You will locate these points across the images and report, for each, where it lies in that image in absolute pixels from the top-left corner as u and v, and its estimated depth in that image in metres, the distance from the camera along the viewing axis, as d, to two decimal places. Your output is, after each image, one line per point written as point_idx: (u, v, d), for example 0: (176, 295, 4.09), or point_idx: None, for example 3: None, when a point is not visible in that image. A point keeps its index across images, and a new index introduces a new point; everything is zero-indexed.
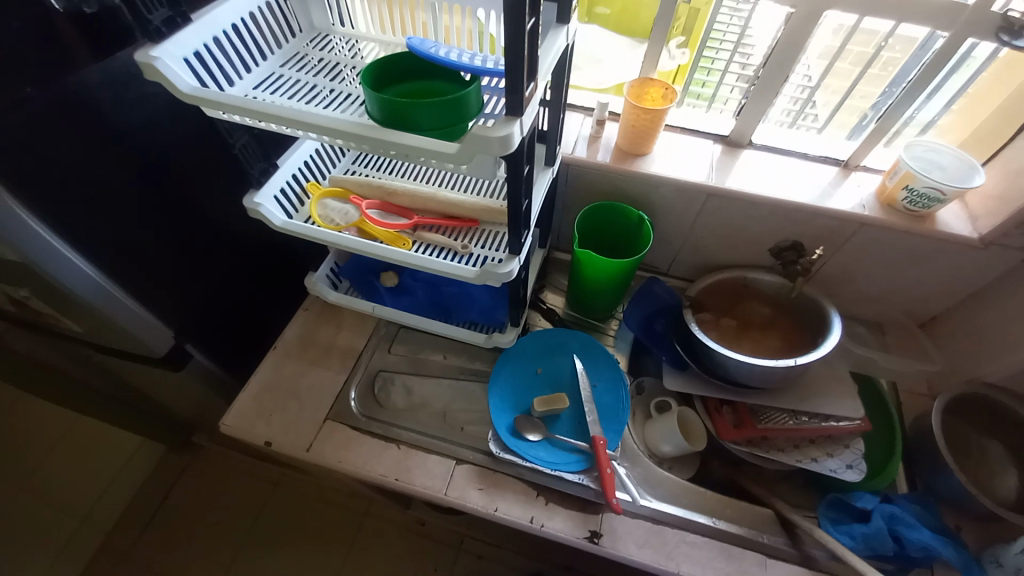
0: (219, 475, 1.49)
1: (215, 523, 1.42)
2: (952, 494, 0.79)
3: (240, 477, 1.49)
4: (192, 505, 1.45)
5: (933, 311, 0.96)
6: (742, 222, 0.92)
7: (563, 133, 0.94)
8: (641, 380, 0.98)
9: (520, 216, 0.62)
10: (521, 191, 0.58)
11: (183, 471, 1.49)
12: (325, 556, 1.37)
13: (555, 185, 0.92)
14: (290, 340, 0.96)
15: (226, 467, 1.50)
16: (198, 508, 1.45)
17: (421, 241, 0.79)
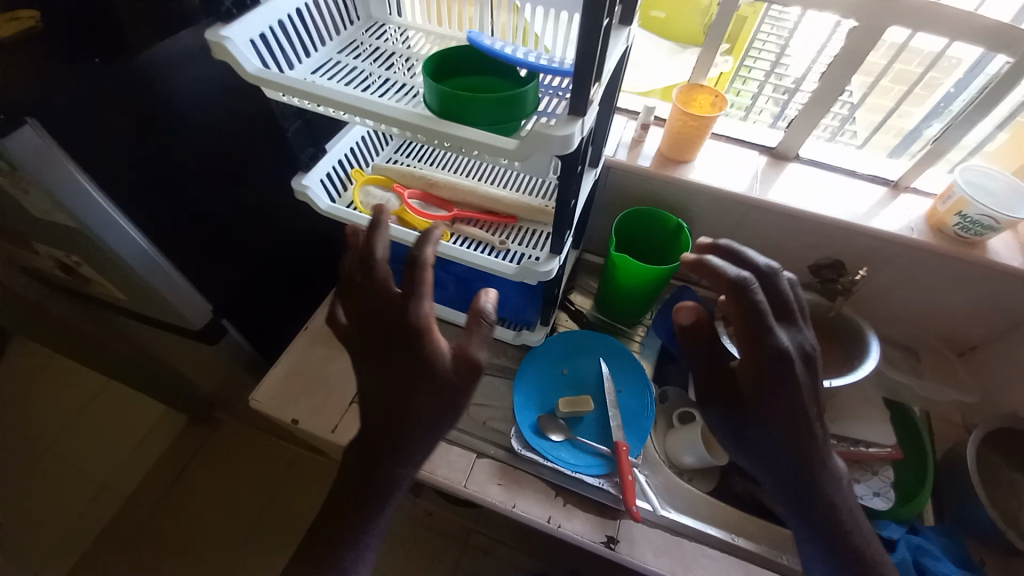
0: (236, 450, 1.52)
1: (230, 495, 1.46)
2: (980, 529, 0.77)
3: (256, 453, 1.52)
4: (209, 476, 1.48)
5: (973, 341, 0.93)
6: (782, 236, 0.91)
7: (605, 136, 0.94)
8: (665, 389, 0.98)
9: (567, 216, 0.62)
10: (572, 192, 0.58)
11: (203, 444, 1.53)
12: None
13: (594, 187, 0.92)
14: (321, 323, 0.98)
15: (243, 441, 1.53)
16: (214, 480, 1.48)
17: (460, 234, 0.79)
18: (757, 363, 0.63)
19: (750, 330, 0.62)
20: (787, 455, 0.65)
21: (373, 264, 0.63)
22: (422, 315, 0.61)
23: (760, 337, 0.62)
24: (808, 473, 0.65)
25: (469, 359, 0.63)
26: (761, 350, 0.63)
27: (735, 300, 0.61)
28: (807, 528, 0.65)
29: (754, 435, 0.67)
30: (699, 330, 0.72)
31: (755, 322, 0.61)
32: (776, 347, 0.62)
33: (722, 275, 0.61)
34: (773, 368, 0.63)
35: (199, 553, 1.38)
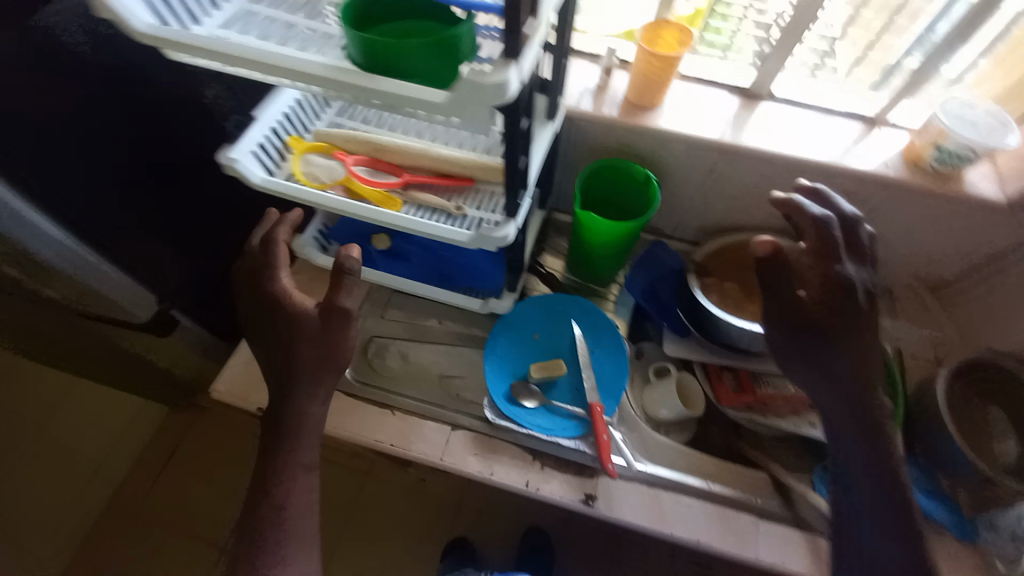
0: (223, 433, 1.52)
1: (222, 477, 1.47)
2: (950, 462, 0.78)
3: (243, 435, 1.52)
4: (197, 462, 1.48)
5: (947, 279, 0.92)
6: (755, 182, 0.87)
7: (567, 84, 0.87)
8: (641, 345, 0.96)
9: (516, 176, 0.57)
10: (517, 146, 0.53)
11: (185, 430, 1.52)
12: (329, 513, 1.40)
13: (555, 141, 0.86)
14: None
15: (229, 424, 1.53)
16: (203, 465, 1.48)
17: (413, 202, 0.74)
18: (825, 287, 0.67)
19: (818, 255, 0.68)
20: (844, 378, 0.66)
21: (249, 250, 0.76)
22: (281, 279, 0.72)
23: (828, 265, 0.67)
24: (861, 387, 0.66)
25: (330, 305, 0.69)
26: (830, 279, 0.66)
27: (819, 232, 0.68)
28: (855, 441, 0.66)
29: (815, 352, 0.67)
30: (777, 263, 0.66)
31: (825, 250, 0.67)
32: (843, 276, 0.66)
33: (809, 214, 0.68)
34: (840, 296, 0.66)
35: (196, 536, 1.41)
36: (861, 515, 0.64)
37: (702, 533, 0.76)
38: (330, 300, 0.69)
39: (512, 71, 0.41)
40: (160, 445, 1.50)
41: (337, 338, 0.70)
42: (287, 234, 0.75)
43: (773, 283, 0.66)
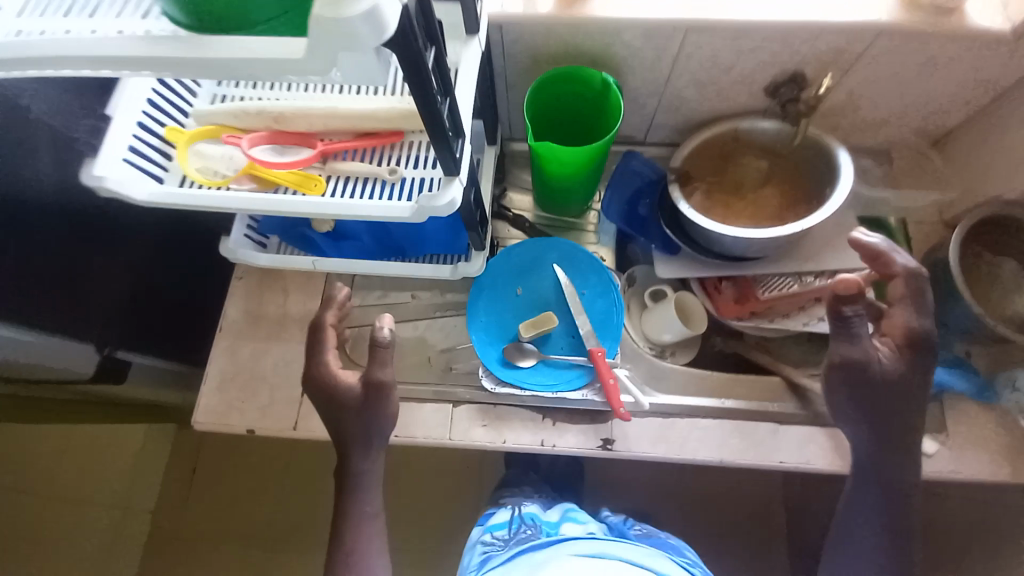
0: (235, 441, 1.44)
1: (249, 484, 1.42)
2: (963, 327, 0.75)
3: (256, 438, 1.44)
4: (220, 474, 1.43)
5: (949, 126, 0.81)
6: (728, 61, 0.72)
7: None
8: (632, 271, 0.90)
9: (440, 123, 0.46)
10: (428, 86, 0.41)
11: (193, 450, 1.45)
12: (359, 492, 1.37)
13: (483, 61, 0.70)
14: (236, 319, 0.85)
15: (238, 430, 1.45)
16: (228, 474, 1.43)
17: (338, 174, 0.63)
18: (903, 340, 0.66)
19: (897, 304, 0.67)
20: (897, 429, 0.67)
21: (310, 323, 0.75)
22: (324, 362, 0.72)
23: (908, 318, 0.66)
24: (888, 445, 0.67)
25: (370, 384, 0.70)
26: (912, 333, 0.66)
27: (908, 283, 0.66)
28: (868, 492, 0.68)
29: (883, 403, 0.66)
30: (857, 304, 0.63)
31: (914, 301, 0.66)
32: (924, 332, 0.66)
33: (895, 266, 0.66)
34: (920, 352, 0.66)
35: (237, 546, 1.39)
36: (858, 547, 0.69)
37: (723, 451, 0.75)
38: (370, 378, 0.70)
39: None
40: (178, 465, 1.45)
41: (384, 410, 0.71)
42: (335, 314, 0.75)
43: (856, 330, 0.64)
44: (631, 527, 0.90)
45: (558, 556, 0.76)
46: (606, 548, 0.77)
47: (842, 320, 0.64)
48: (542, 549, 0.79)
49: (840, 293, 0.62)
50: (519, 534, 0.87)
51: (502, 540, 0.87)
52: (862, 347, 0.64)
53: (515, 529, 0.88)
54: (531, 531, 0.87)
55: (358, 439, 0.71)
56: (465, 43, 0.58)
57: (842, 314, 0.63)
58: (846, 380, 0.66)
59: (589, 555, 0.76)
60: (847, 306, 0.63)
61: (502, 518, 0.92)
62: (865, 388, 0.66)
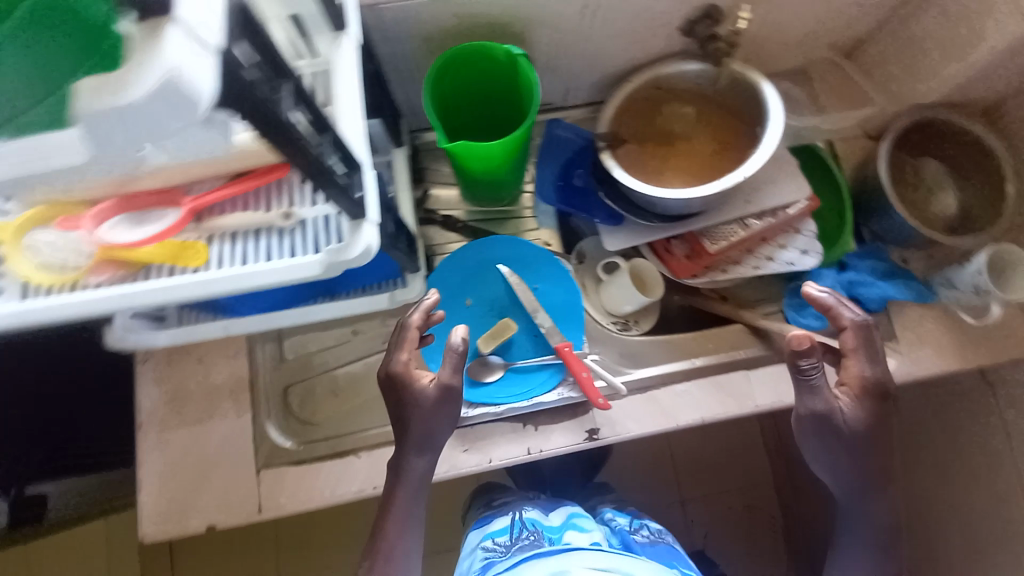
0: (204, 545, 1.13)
1: None
2: (900, 236, 0.76)
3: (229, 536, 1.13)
4: None
5: (859, 35, 0.79)
6: (634, 5, 0.64)
7: None
8: (580, 248, 0.85)
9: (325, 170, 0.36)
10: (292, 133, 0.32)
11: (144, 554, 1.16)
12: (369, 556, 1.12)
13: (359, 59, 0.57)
14: (155, 407, 0.73)
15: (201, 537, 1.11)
16: None
17: (219, 232, 0.53)
18: (864, 392, 0.64)
19: (851, 353, 0.65)
20: (869, 470, 0.64)
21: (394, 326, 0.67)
22: (397, 366, 0.64)
23: (863, 367, 0.65)
24: (871, 487, 0.65)
25: (445, 386, 0.63)
26: (868, 381, 0.64)
27: (857, 334, 0.65)
28: (852, 534, 0.67)
29: (852, 449, 0.63)
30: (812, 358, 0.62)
31: (865, 351, 0.65)
32: (880, 383, 0.64)
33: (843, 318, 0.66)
34: (878, 400, 0.64)
35: None
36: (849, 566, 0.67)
37: (704, 409, 0.74)
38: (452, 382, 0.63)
39: (174, 39, 0.24)
40: None
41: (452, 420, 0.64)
42: (422, 317, 0.66)
43: (817, 383, 0.62)
44: (635, 534, 0.87)
45: (571, 568, 0.72)
46: (617, 563, 0.74)
47: (801, 373, 0.63)
48: (547, 556, 0.74)
49: (797, 348, 0.62)
50: (520, 539, 0.82)
51: (503, 546, 0.82)
52: (824, 400, 0.63)
53: (517, 534, 0.83)
54: (534, 537, 0.82)
55: (419, 446, 0.63)
56: (334, 40, 0.48)
57: (799, 366, 0.62)
58: (817, 433, 0.63)
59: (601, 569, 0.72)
60: (805, 358, 0.62)
61: (502, 521, 0.88)
62: (834, 440, 0.63)
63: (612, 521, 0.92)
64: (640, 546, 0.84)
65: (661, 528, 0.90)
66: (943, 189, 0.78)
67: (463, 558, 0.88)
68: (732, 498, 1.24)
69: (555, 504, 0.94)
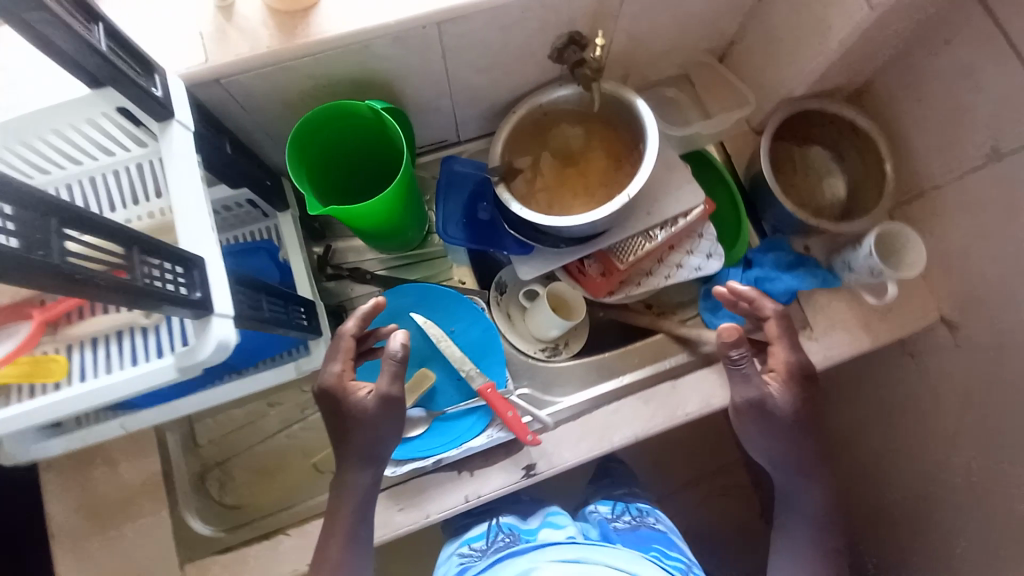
0: None
1: None
2: (795, 225, 0.78)
3: None
4: None
5: (728, 36, 0.81)
6: (497, 41, 0.64)
7: (162, 31, 0.53)
8: (500, 278, 0.83)
9: (140, 291, 0.33)
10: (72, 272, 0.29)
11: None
12: None
13: (211, 141, 0.55)
14: (59, 522, 0.67)
15: None
16: None
17: (79, 341, 0.49)
18: (791, 378, 0.65)
19: (776, 342, 0.66)
20: (804, 448, 0.65)
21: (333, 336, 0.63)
22: (331, 375, 0.61)
23: (787, 353, 0.66)
24: (803, 468, 0.65)
25: (386, 398, 0.60)
26: (794, 365, 0.65)
27: (779, 323, 0.66)
28: (797, 516, 0.66)
29: (787, 431, 0.64)
30: (739, 351, 0.64)
31: (787, 337, 0.66)
32: (805, 365, 0.65)
33: (765, 307, 0.67)
34: (804, 382, 0.65)
35: None
36: None
37: (636, 426, 0.73)
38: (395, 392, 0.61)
39: None
40: None
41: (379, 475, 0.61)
42: (358, 325, 0.63)
43: (748, 371, 0.64)
44: (615, 523, 0.85)
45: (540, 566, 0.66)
46: (587, 553, 0.67)
47: (733, 364, 0.64)
48: (520, 555, 0.70)
49: (723, 340, 0.64)
50: (497, 542, 0.78)
51: (480, 550, 0.78)
52: (759, 388, 0.64)
53: (494, 537, 0.79)
54: (509, 540, 0.78)
55: (359, 459, 0.60)
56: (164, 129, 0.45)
57: (730, 357, 0.64)
58: (753, 420, 0.65)
59: (569, 560, 0.66)
60: (735, 350, 0.64)
61: (479, 527, 0.83)
62: (769, 425, 0.64)
63: (595, 513, 0.91)
64: (618, 534, 0.82)
65: (645, 511, 0.87)
66: (826, 177, 0.81)
67: (438, 565, 0.83)
68: (707, 484, 1.15)
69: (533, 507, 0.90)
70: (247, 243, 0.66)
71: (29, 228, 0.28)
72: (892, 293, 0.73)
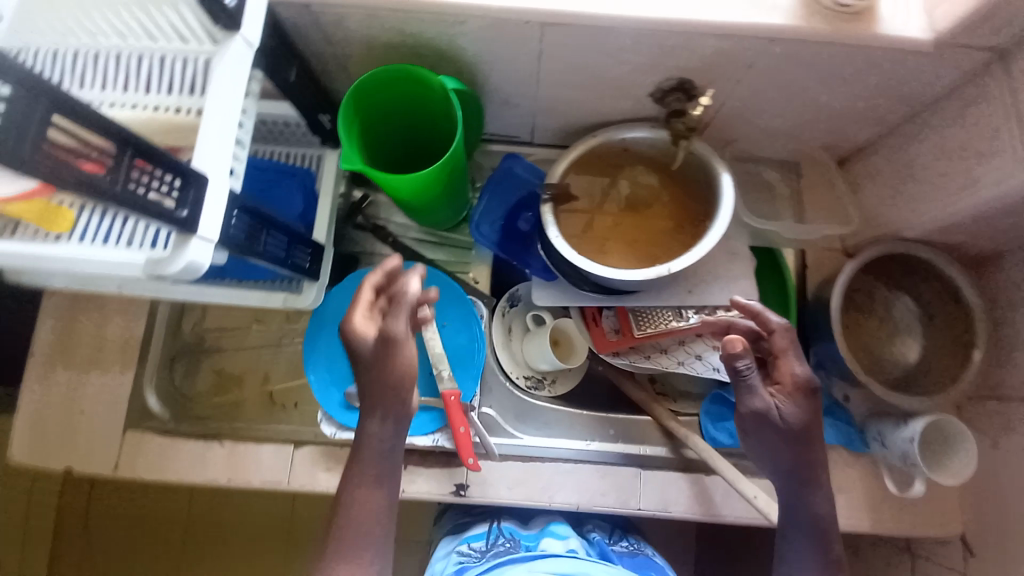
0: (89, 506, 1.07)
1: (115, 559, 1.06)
2: (840, 369, 0.70)
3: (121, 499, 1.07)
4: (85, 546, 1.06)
5: (858, 142, 0.72)
6: (600, 59, 0.59)
7: None
8: (515, 290, 0.79)
9: (110, 194, 0.33)
10: (37, 160, 0.29)
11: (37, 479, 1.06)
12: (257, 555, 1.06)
13: (279, 60, 0.55)
14: (45, 344, 0.72)
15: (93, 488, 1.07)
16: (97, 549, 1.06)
17: (92, 204, 0.50)
18: (797, 391, 0.57)
19: (783, 355, 0.58)
20: (803, 468, 0.57)
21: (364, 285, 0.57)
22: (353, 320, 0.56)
23: (795, 369, 0.57)
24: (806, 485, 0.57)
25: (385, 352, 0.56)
26: (798, 382, 0.57)
27: (784, 336, 0.58)
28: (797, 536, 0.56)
29: (789, 442, 0.57)
30: (738, 367, 0.56)
31: (792, 351, 0.58)
32: (813, 378, 0.57)
33: (771, 323, 0.59)
34: (809, 400, 0.57)
35: None
36: None
37: (583, 496, 0.70)
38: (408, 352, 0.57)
39: None
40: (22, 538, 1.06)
41: None
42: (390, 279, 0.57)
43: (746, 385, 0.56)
44: (613, 546, 0.80)
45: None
46: (585, 567, 0.66)
47: (739, 376, 0.57)
48: (518, 562, 0.67)
49: (730, 351, 0.55)
50: (497, 546, 0.74)
51: (478, 551, 0.74)
52: (763, 400, 0.56)
53: (493, 540, 0.75)
54: (510, 545, 0.75)
55: None
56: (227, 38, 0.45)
57: (735, 368, 0.56)
58: (755, 434, 0.58)
59: (565, 573, 0.65)
60: (742, 360, 0.56)
61: (479, 527, 0.79)
62: (769, 440, 0.57)
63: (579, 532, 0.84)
64: (618, 557, 0.78)
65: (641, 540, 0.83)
66: (898, 333, 0.73)
67: (433, 562, 0.77)
68: None
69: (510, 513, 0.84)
70: (286, 168, 0.67)
71: (10, 105, 0.28)
72: (917, 491, 0.63)
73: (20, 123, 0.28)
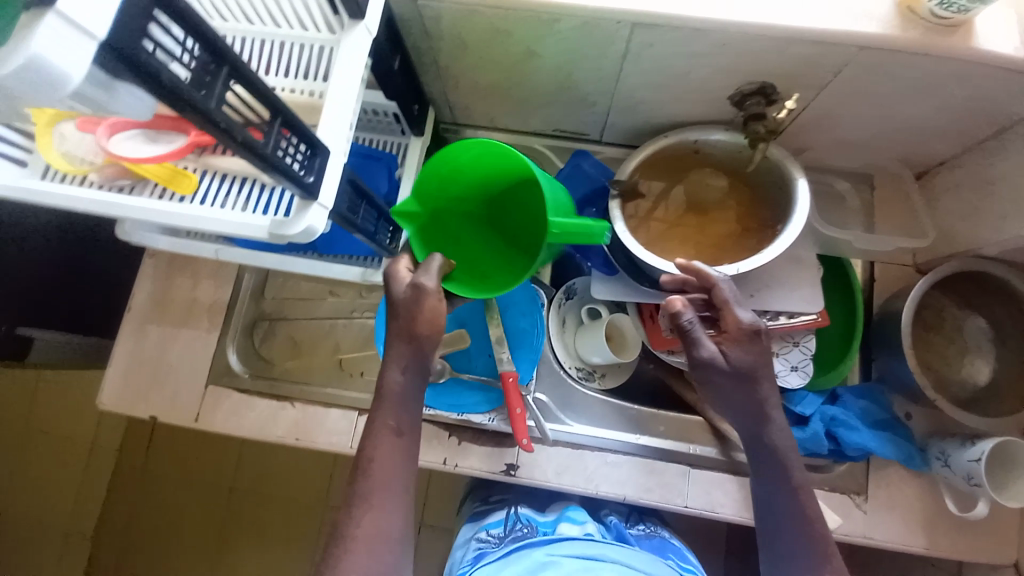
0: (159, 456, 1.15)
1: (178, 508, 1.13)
2: (906, 385, 0.69)
3: (185, 452, 1.15)
4: (152, 490, 1.14)
5: (941, 157, 0.71)
6: (684, 62, 0.61)
7: None
8: (572, 283, 0.82)
9: (265, 153, 0.37)
10: (220, 114, 0.34)
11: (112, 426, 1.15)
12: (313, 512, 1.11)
13: (386, 50, 0.59)
14: (141, 302, 0.79)
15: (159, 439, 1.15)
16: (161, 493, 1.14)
17: (215, 169, 0.56)
18: (741, 337, 0.55)
19: (726, 306, 0.57)
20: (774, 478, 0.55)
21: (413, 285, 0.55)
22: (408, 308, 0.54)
23: (740, 316, 0.56)
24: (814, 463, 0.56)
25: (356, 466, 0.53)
26: (739, 328, 0.56)
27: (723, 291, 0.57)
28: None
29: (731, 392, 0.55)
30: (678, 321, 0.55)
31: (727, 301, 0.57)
32: (757, 322, 0.56)
33: (709, 277, 0.58)
34: (751, 346, 0.55)
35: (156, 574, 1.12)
36: None
37: (627, 488, 0.71)
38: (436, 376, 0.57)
39: (80, 46, 0.26)
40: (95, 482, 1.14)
41: None
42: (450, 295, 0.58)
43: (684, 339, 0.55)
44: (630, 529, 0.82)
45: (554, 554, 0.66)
46: (604, 550, 0.67)
47: (683, 333, 0.55)
48: (534, 548, 0.69)
49: (672, 311, 0.55)
50: (515, 531, 0.77)
51: (497, 538, 0.77)
52: (709, 348, 0.55)
53: (511, 526, 0.78)
54: (527, 531, 0.77)
55: None
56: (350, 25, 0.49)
57: (680, 325, 0.55)
58: (707, 385, 0.56)
59: (583, 556, 0.67)
60: (684, 317, 0.55)
61: (497, 514, 0.82)
62: (725, 394, 0.56)
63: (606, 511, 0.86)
64: (636, 540, 0.80)
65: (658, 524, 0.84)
66: (967, 354, 0.71)
67: (455, 549, 0.81)
68: None
69: (552, 499, 0.87)
70: (375, 151, 0.72)
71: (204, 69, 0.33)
72: (979, 511, 0.62)
73: (207, 83, 0.33)
